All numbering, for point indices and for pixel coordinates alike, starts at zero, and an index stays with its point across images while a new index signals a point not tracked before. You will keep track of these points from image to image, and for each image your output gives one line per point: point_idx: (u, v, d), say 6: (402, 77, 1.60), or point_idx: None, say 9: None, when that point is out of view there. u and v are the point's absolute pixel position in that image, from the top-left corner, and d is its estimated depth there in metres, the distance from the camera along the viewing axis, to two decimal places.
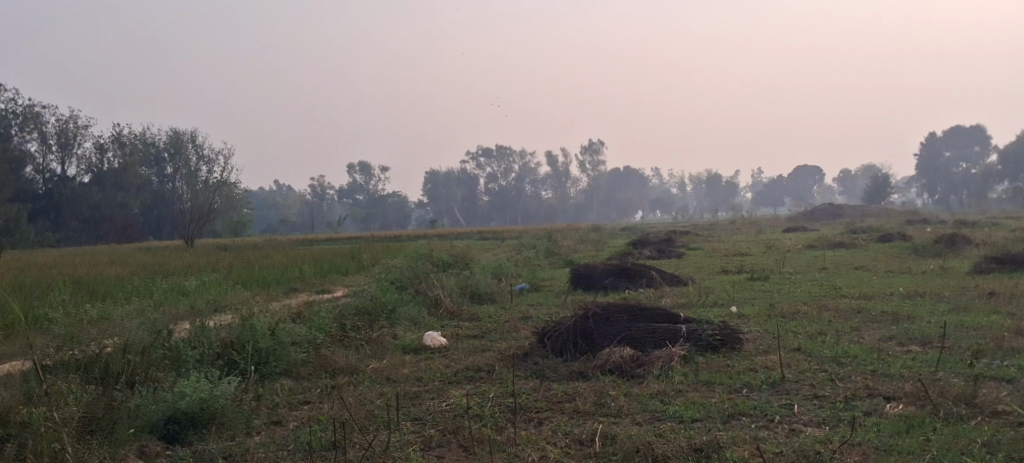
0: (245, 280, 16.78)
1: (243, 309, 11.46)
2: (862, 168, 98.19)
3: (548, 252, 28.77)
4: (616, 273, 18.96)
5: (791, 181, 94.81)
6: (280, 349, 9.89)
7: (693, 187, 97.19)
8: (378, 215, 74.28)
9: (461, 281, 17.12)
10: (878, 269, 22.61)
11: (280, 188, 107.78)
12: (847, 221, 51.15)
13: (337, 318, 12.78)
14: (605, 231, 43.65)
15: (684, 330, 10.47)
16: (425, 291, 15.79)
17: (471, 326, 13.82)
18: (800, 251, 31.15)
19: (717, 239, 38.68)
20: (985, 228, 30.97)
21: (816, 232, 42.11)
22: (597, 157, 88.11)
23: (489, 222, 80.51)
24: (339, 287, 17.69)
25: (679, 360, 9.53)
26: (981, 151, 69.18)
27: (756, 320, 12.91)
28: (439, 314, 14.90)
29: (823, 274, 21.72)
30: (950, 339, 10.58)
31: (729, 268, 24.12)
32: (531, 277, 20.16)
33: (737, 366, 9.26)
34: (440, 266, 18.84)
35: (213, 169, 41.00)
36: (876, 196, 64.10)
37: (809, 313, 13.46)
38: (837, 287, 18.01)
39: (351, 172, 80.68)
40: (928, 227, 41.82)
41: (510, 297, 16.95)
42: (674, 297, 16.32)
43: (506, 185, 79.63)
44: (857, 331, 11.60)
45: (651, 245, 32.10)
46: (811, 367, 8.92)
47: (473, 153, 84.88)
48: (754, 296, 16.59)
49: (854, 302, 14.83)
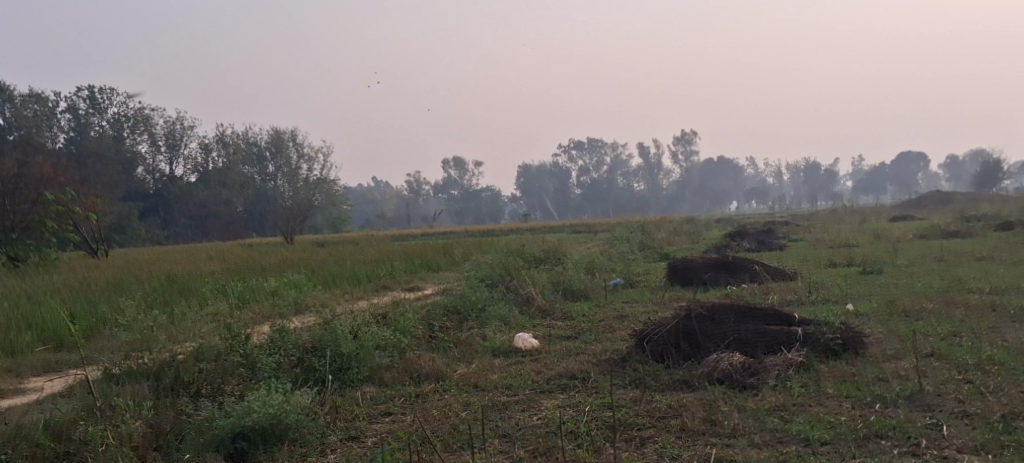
0: (334, 278, 16.35)
1: (326, 310, 10.85)
2: (970, 152, 93.62)
3: (641, 245, 27.76)
4: (716, 267, 17.84)
5: (894, 168, 91.11)
6: (362, 354, 9.22)
7: (791, 176, 94.16)
8: (472, 209, 74.14)
9: (554, 277, 16.36)
10: (1003, 260, 21.04)
11: (377, 184, 109.00)
12: (959, 207, 48.55)
13: (423, 318, 12.14)
14: (701, 223, 42.26)
15: (799, 333, 9.50)
16: (516, 289, 15.07)
17: (564, 326, 13.07)
18: (912, 241, 29.39)
19: (819, 229, 36.94)
20: None
21: (926, 221, 39.95)
22: (691, 147, 86.11)
23: (581, 214, 79.41)
24: (428, 284, 17.09)
25: (795, 368, 8.58)
26: None
27: (877, 320, 11.83)
28: (530, 313, 14.17)
29: (943, 266, 20.29)
30: None
31: (837, 261, 22.78)
32: (626, 272, 19.26)
33: (864, 375, 8.30)
34: (531, 262, 18.09)
35: (313, 167, 41.47)
36: (987, 181, 60.63)
37: (935, 312, 12.34)
38: (961, 280, 16.69)
39: (445, 167, 80.76)
40: None
41: (605, 294, 16.09)
42: (782, 294, 15.26)
43: (597, 177, 79.38)
44: (997, 334, 10.48)
45: (750, 236, 30.78)
46: (953, 376, 7.89)
47: (565, 145, 84.00)
48: (871, 292, 15.43)
49: (987, 299, 13.60)
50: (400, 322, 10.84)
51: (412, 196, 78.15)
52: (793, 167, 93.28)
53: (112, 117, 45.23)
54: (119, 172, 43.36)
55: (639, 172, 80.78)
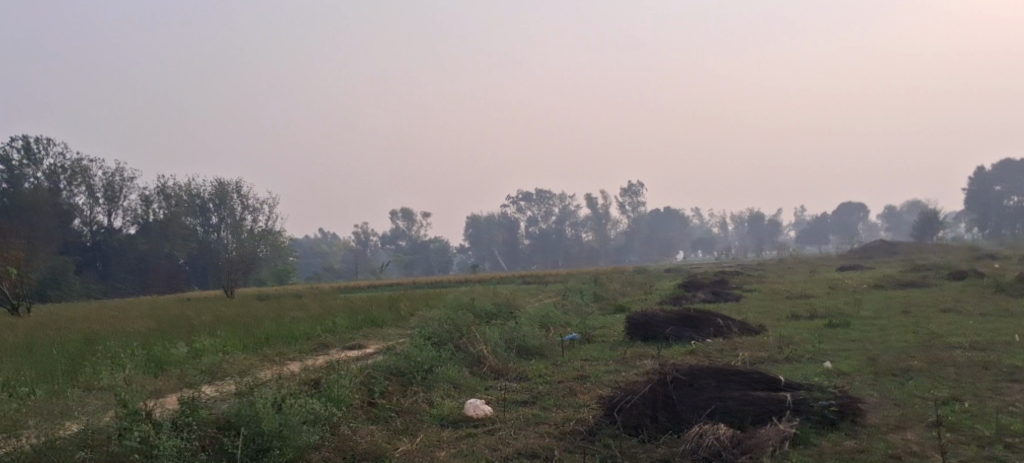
0: (269, 337, 14.93)
1: (248, 377, 9.42)
2: (908, 202, 94.88)
3: (597, 297, 26.60)
4: (679, 321, 16.72)
5: (836, 218, 91.98)
6: (288, 428, 7.86)
7: (736, 226, 94.35)
8: (420, 261, 72.43)
9: (507, 333, 15.13)
10: (969, 312, 20.38)
11: (325, 236, 106.82)
12: (907, 257, 48.48)
13: (363, 381, 10.78)
14: (651, 273, 41.43)
15: (790, 400, 8.40)
16: (466, 347, 13.75)
17: (521, 388, 11.85)
18: (868, 292, 28.78)
19: (773, 279, 36.31)
20: None
21: (877, 271, 39.55)
22: (638, 198, 85.84)
23: (531, 265, 77.92)
24: (372, 341, 15.74)
25: (788, 443, 7.50)
26: None
27: (864, 382, 10.86)
28: (482, 374, 12.94)
29: (912, 319, 19.51)
30: None
31: (800, 312, 21.97)
32: (583, 326, 18.08)
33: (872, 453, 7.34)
34: (482, 316, 16.81)
35: (257, 218, 39.73)
36: (925, 231, 60.98)
37: (923, 372, 11.44)
38: (935, 335, 15.87)
39: (393, 217, 79.20)
40: (997, 263, 39.11)
41: (562, 351, 14.91)
42: (753, 350, 14.25)
43: (547, 227, 78.57)
44: (1000, 400, 9.58)
45: (705, 286, 29.83)
46: None
47: (513, 196, 82.91)
48: (847, 348, 14.51)
49: (974, 356, 12.82)
50: (336, 386, 9.46)
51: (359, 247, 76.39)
52: (738, 217, 93.53)
53: (47, 169, 43.25)
54: (53, 224, 41.27)
55: (588, 223, 80.03)
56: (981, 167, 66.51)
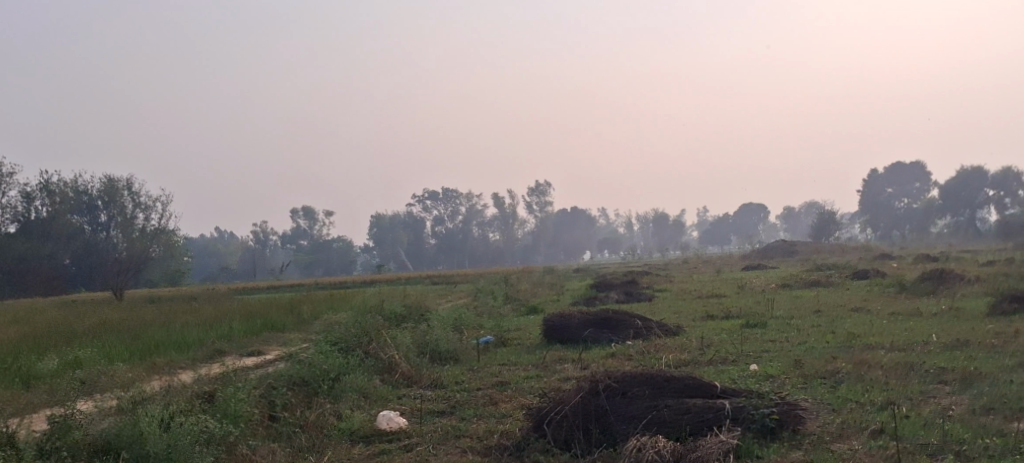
0: (158, 345, 13.82)
1: (131, 390, 8.53)
2: (805, 204, 97.39)
3: (507, 297, 25.95)
4: (596, 323, 16.18)
5: (736, 218, 93.49)
6: (176, 451, 7.09)
7: (641, 226, 95.24)
8: (323, 261, 70.65)
9: (419, 337, 14.33)
10: (879, 312, 20.46)
11: (223, 235, 103.37)
12: (806, 257, 49.39)
13: (261, 392, 9.89)
14: (560, 273, 40.96)
15: (728, 407, 7.87)
16: (376, 353, 12.92)
17: (437, 397, 11.12)
18: (776, 292, 28.89)
19: (681, 279, 36.26)
20: (965, 272, 29.17)
21: (780, 271, 39.98)
22: (545, 198, 85.64)
23: (436, 265, 77.00)
24: (272, 347, 14.76)
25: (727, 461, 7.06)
26: (922, 187, 68.59)
27: (795, 386, 10.47)
28: (393, 382, 12.16)
29: (825, 319, 19.41)
30: None
31: (714, 312, 21.73)
32: (496, 329, 17.37)
33: None
34: (391, 320, 15.94)
35: (150, 217, 37.77)
36: (822, 232, 62.16)
37: (851, 374, 11.10)
38: (853, 335, 15.70)
39: (294, 216, 77.10)
40: (894, 263, 39.99)
41: (478, 355, 14.18)
42: (675, 353, 13.79)
43: (453, 227, 77.48)
44: (936, 402, 9.24)
45: (617, 287, 29.52)
46: None
47: (419, 195, 81.53)
48: (768, 349, 14.17)
49: (898, 358, 12.62)
50: (234, 399, 8.57)
51: (258, 247, 74.08)
52: (643, 218, 94.44)
53: None
54: None
55: (494, 223, 78.71)
56: (873, 170, 68.82)
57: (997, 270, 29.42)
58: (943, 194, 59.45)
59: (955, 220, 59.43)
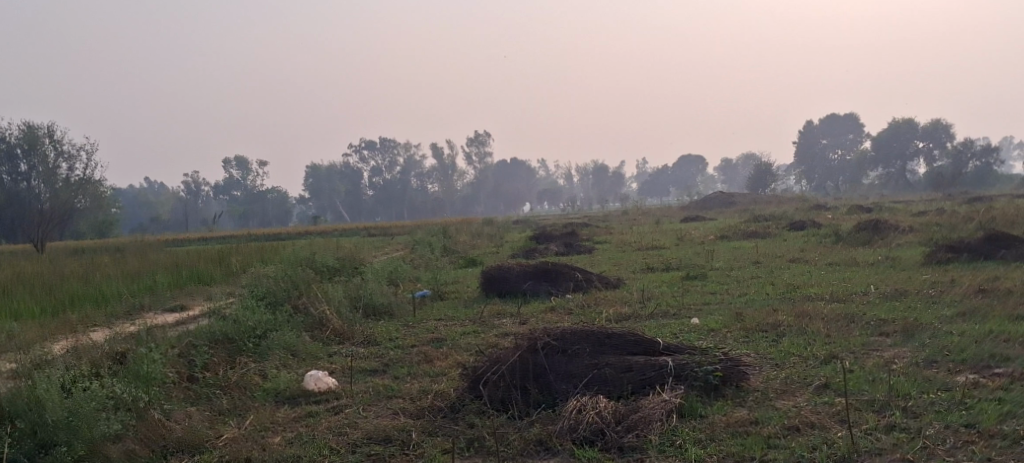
0: (74, 301, 13.13)
1: (34, 353, 8.05)
2: (741, 155, 98.26)
3: (445, 249, 25.45)
4: (536, 276, 15.83)
5: (674, 170, 94.30)
6: (77, 419, 6.99)
7: (580, 177, 95.28)
8: (259, 212, 69.19)
9: (352, 291, 13.84)
10: (816, 263, 20.46)
11: (154, 187, 100.68)
12: (743, 208, 49.73)
13: (180, 352, 9.38)
14: (499, 225, 40.58)
15: (671, 365, 7.60)
16: (306, 309, 12.42)
17: (369, 354, 10.69)
18: (715, 243, 28.88)
19: (620, 231, 36.13)
20: (897, 222, 29.48)
21: (717, 222, 40.09)
22: (484, 149, 84.94)
23: (375, 217, 76.13)
24: (198, 302, 14.14)
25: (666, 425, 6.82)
26: (853, 139, 70.54)
27: (736, 340, 10.25)
28: (324, 339, 11.70)
29: (764, 270, 19.33)
30: (1010, 367, 8.26)
31: (653, 264, 21.56)
32: (432, 281, 16.92)
33: (759, 436, 6.70)
34: (324, 273, 15.40)
35: (75, 167, 36.18)
36: (758, 183, 62.66)
37: (793, 328, 10.89)
38: (793, 286, 15.58)
39: (228, 167, 75.25)
40: (829, 213, 40.37)
41: (413, 310, 13.74)
42: (614, 305, 13.50)
43: (391, 179, 76.53)
44: (879, 355, 9.04)
45: (556, 239, 29.23)
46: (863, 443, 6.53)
47: (357, 145, 80.10)
48: (708, 301, 13.96)
49: (838, 309, 12.48)
50: (147, 361, 8.07)
51: (192, 198, 72.23)
52: (582, 169, 94.38)
53: None
54: None
55: (433, 174, 77.86)
56: (808, 122, 69.60)
57: (928, 221, 29.78)
58: (874, 146, 60.41)
59: (885, 171, 60.47)
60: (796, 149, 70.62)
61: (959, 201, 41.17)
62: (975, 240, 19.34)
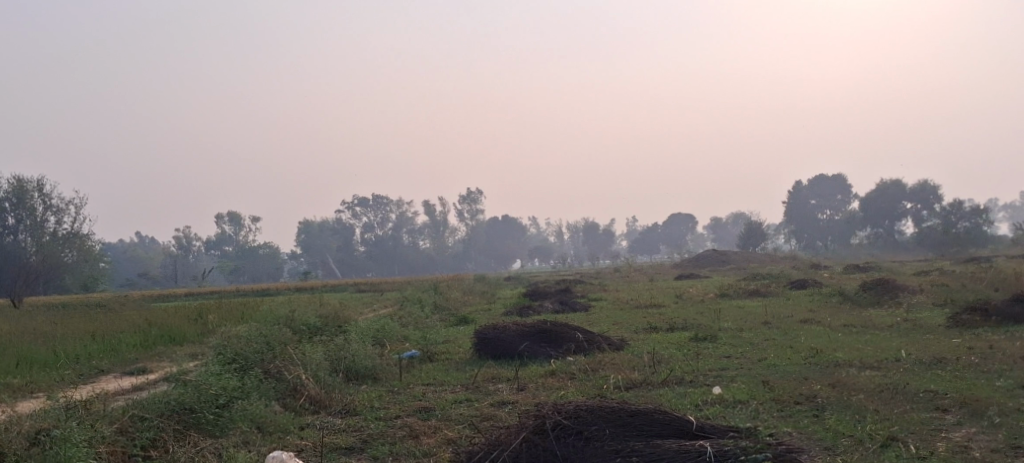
0: (21, 364, 11.67)
1: None
2: (732, 213, 97.30)
3: (435, 306, 24.00)
4: (532, 336, 14.39)
5: (665, 228, 93.03)
6: None
7: (571, 234, 94.18)
8: (247, 267, 67.53)
9: (332, 351, 12.40)
10: (831, 324, 19.07)
11: (142, 241, 98.90)
12: (739, 266, 48.42)
13: (120, 427, 8.03)
14: (492, 281, 39.18)
15: (710, 451, 6.53)
16: (279, 373, 10.95)
17: (345, 427, 9.26)
18: (716, 301, 27.52)
19: (615, 288, 34.69)
20: (903, 281, 28.15)
21: (715, 280, 38.69)
22: (476, 206, 83.72)
23: (364, 273, 73.54)
24: (162, 363, 12.73)
25: None
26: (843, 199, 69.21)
27: (770, 414, 8.92)
28: (296, 408, 10.28)
29: (777, 331, 17.96)
30: None
31: (656, 323, 20.15)
32: (420, 341, 15.45)
33: None
34: (303, 332, 13.93)
35: (62, 220, 34.83)
36: (750, 241, 61.45)
37: (834, 399, 9.50)
38: (815, 349, 14.18)
39: (219, 221, 73.77)
40: (828, 272, 39.05)
41: (399, 374, 12.31)
42: (622, 370, 12.05)
43: (382, 234, 74.81)
44: (947, 437, 7.73)
45: (551, 296, 27.82)
46: None
47: (348, 202, 78.47)
48: (725, 366, 12.54)
49: (875, 377, 11.10)
50: None
51: (180, 252, 70.63)
52: (573, 226, 93.38)
53: None
54: None
55: (425, 230, 76.96)
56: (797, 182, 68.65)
57: (936, 280, 28.45)
58: (864, 205, 59.34)
59: (875, 231, 59.25)
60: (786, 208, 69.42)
61: (960, 260, 39.99)
62: (1002, 301, 17.99)
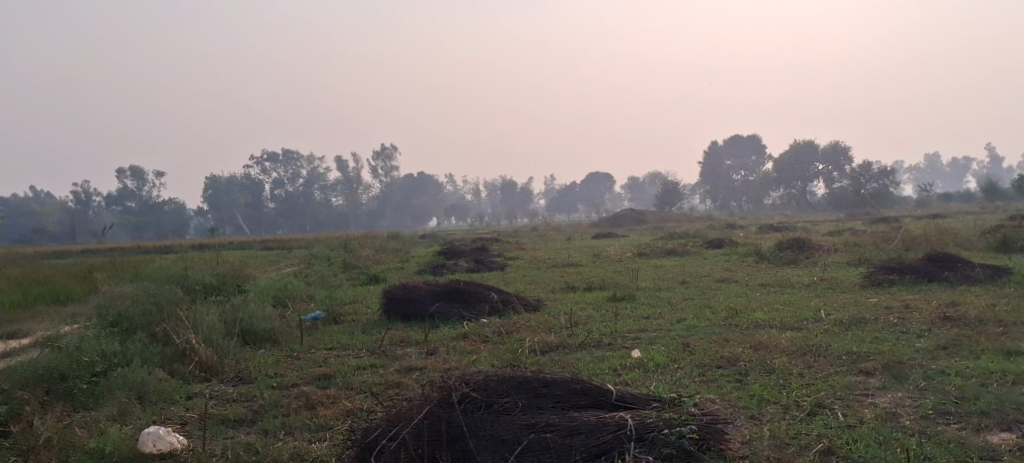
0: None
1: None
2: (649, 173, 97.96)
3: (345, 264, 23.16)
4: (445, 297, 13.73)
5: (584, 187, 93.19)
6: None
7: (489, 193, 93.63)
8: (152, 223, 65.02)
9: (228, 312, 11.53)
10: (748, 283, 18.91)
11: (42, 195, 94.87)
12: (654, 226, 48.53)
13: None
14: (407, 239, 38.38)
15: (631, 425, 6.13)
16: (166, 337, 10.07)
17: (237, 396, 8.48)
18: (633, 260, 27.28)
19: (532, 246, 34.23)
20: (816, 241, 28.33)
21: (631, 239, 38.57)
22: (391, 162, 82.32)
23: (276, 230, 71.52)
24: (40, 325, 11.68)
25: None
26: (757, 160, 69.67)
27: (689, 378, 8.50)
28: (185, 374, 9.46)
29: (695, 291, 17.68)
30: None
31: (572, 283, 19.72)
32: (326, 302, 14.67)
33: None
34: (197, 293, 13.01)
35: None
36: (666, 201, 61.67)
37: (756, 361, 9.12)
38: (734, 309, 13.88)
39: (121, 176, 70.85)
40: (743, 231, 39.27)
41: (301, 336, 11.55)
42: (536, 333, 11.52)
43: (294, 191, 73.05)
44: (874, 403, 7.42)
45: (467, 254, 27.22)
46: None
47: (258, 157, 76.00)
48: (643, 328, 12.11)
49: (795, 339, 10.78)
50: None
51: (79, 207, 67.59)
52: (491, 185, 92.80)
53: None
54: None
55: (338, 187, 75.55)
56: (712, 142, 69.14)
57: (848, 240, 28.71)
58: (777, 166, 60.03)
59: (787, 192, 60.05)
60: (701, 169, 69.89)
61: (870, 221, 40.65)
62: (915, 261, 18.00)
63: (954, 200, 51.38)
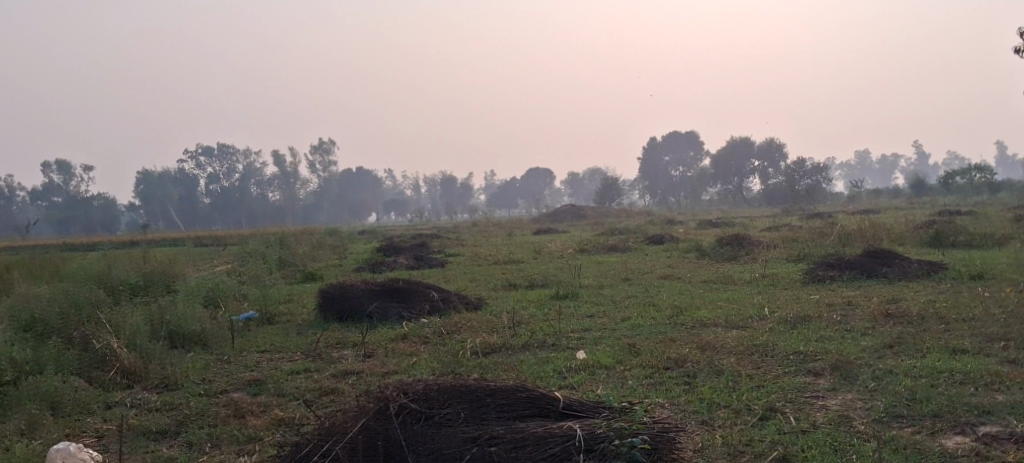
0: None
1: None
2: (588, 169, 98.28)
3: (280, 262, 22.51)
4: (383, 296, 13.29)
5: (523, 183, 93.08)
6: None
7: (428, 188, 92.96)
8: (79, 218, 62.96)
9: (155, 314, 10.96)
10: (690, 280, 18.80)
11: None
12: (594, 221, 48.47)
13: None
14: (345, 235, 37.67)
15: (579, 436, 5.87)
16: (86, 341, 9.49)
17: (162, 404, 8.01)
18: (573, 257, 27.08)
19: (472, 243, 33.84)
20: (754, 237, 28.46)
21: (572, 234, 38.39)
22: (329, 157, 81.19)
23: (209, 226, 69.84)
24: None
25: None
26: (694, 156, 69.60)
27: (636, 381, 8.25)
28: (106, 382, 8.90)
29: (637, 288, 17.50)
30: (986, 427, 6.68)
31: (513, 280, 19.40)
32: (259, 301, 14.11)
33: None
34: (122, 294, 12.39)
35: None
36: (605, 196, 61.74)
37: (704, 362, 8.91)
38: (678, 307, 13.71)
39: (47, 170, 68.56)
40: (682, 227, 39.39)
41: (233, 339, 11.04)
42: (478, 333, 11.17)
43: (229, 186, 71.40)
44: (826, 405, 7.26)
45: (406, 251, 26.73)
46: None
47: (192, 151, 74.27)
48: (586, 327, 11.84)
49: (739, 338, 10.60)
50: None
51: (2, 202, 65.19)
52: (430, 180, 92.14)
53: None
54: None
55: (275, 182, 74.15)
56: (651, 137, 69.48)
57: (784, 236, 28.90)
58: (714, 162, 60.52)
59: (724, 187, 60.53)
60: (640, 164, 70.14)
61: (806, 216, 41.10)
62: (855, 257, 18.05)
63: (885, 196, 52.29)
